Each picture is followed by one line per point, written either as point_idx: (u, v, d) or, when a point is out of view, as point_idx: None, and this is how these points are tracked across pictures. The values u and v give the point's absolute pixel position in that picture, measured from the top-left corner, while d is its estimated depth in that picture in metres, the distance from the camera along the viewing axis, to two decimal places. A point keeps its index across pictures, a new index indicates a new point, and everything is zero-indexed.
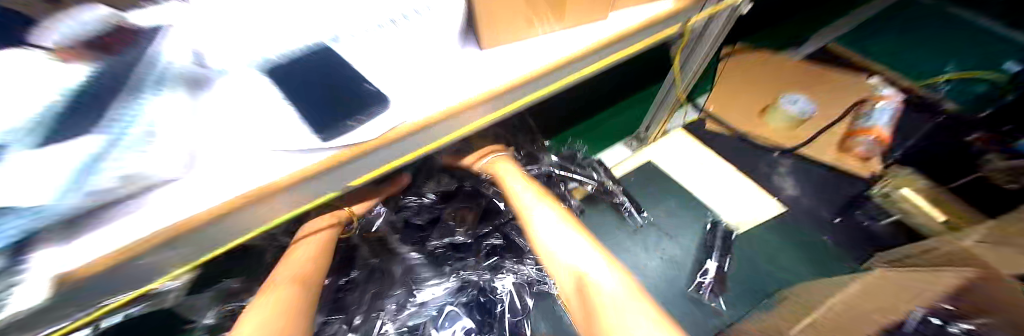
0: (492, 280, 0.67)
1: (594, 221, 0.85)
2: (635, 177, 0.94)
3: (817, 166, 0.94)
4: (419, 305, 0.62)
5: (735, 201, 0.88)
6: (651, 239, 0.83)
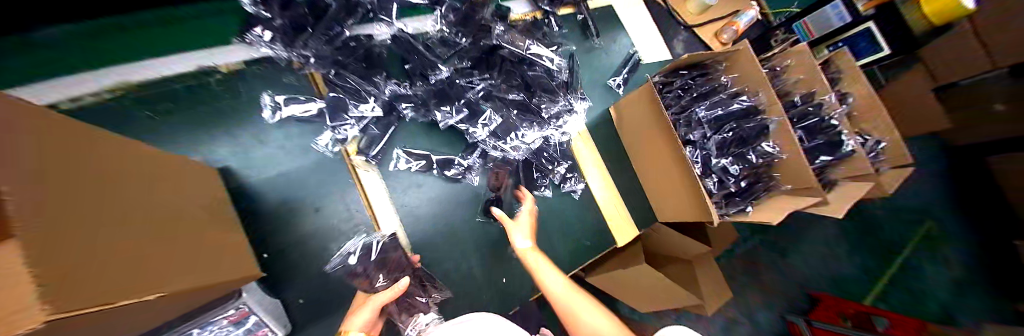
0: (534, 91, 0.92)
1: (565, 31, 1.16)
2: (600, 12, 1.26)
3: (699, 46, 1.42)
4: (478, 91, 0.86)
5: (651, 47, 1.30)
6: (596, 53, 1.21)
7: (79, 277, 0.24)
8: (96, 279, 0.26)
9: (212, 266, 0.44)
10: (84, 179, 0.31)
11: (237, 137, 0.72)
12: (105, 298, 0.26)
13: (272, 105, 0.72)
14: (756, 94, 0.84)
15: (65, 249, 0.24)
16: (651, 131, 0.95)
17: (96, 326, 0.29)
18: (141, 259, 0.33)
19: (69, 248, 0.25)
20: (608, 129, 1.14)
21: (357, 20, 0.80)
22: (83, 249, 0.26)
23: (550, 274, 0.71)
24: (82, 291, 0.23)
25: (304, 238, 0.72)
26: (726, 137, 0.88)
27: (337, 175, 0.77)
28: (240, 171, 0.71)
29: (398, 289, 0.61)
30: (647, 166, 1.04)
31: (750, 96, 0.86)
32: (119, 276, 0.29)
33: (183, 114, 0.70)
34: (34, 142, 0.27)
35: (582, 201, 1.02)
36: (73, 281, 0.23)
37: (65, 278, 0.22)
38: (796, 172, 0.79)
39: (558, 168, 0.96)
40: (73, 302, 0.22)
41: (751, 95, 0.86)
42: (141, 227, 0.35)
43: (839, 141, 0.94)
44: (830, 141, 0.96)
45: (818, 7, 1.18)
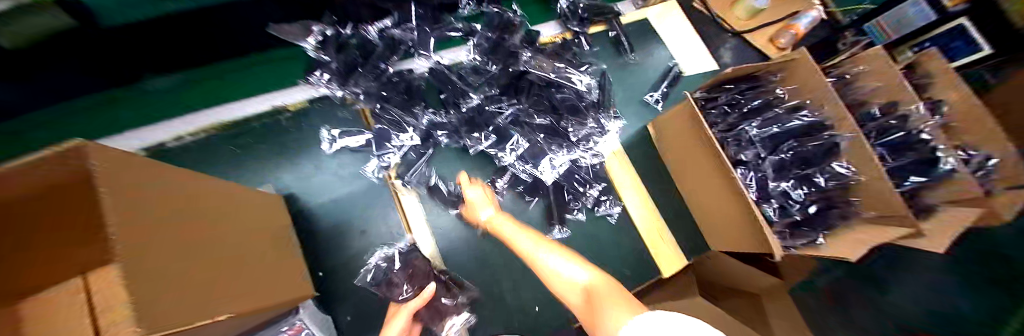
0: (564, 112, 0.91)
1: (597, 50, 1.15)
2: (633, 27, 1.23)
3: (750, 52, 1.31)
4: (508, 115, 0.88)
5: (692, 59, 1.23)
6: (631, 69, 1.17)
7: (164, 307, 0.29)
8: (177, 308, 0.31)
9: (273, 288, 0.50)
10: (175, 218, 0.37)
11: (300, 167, 0.82)
12: (186, 324, 0.30)
13: (331, 138, 0.82)
14: (818, 107, 0.75)
15: (154, 283, 0.29)
16: (693, 151, 0.88)
17: None
18: (214, 286, 0.38)
19: (158, 282, 0.30)
20: (646, 147, 1.08)
21: (399, 56, 0.93)
22: (172, 281, 0.32)
23: (513, 233, 0.66)
24: (164, 320, 0.27)
25: (350, 259, 0.78)
26: (785, 157, 0.80)
27: (380, 200, 0.84)
28: (300, 197, 0.80)
29: (427, 295, 0.68)
30: (692, 188, 0.96)
31: (812, 111, 0.76)
32: (197, 303, 0.34)
33: (258, 148, 0.82)
34: (141, 190, 0.33)
35: (619, 225, 0.97)
36: (158, 312, 0.27)
37: (149, 311, 0.26)
38: (882, 198, 0.67)
39: (592, 191, 0.93)
40: (156, 331, 0.26)
41: (815, 108, 0.76)
42: (216, 257, 0.41)
43: (934, 158, 0.79)
44: (919, 159, 0.81)
45: (894, 5, 1.07)
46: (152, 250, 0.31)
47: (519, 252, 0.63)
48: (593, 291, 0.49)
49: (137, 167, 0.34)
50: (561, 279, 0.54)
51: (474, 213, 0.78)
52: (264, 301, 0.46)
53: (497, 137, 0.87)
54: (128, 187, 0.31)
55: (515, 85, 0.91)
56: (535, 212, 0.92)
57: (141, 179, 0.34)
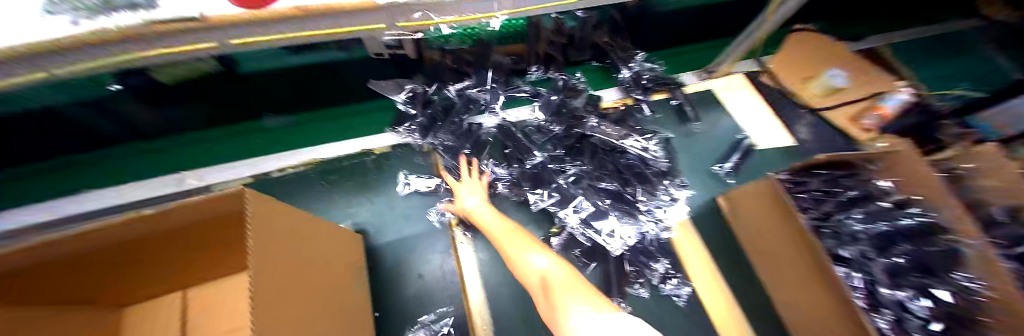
0: (627, 177, 0.89)
1: (658, 117, 1.16)
2: (696, 98, 1.24)
3: (828, 130, 1.23)
4: (570, 175, 0.89)
5: (763, 132, 1.18)
6: (696, 137, 1.15)
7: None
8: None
9: (345, 326, 0.51)
10: (290, 247, 0.41)
11: (371, 205, 0.89)
12: None
13: (406, 181, 0.91)
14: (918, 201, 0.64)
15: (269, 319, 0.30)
16: (776, 234, 0.79)
17: None
18: (305, 321, 0.40)
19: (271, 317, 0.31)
20: (714, 221, 1.01)
21: (473, 112, 1.02)
22: (278, 319, 0.33)
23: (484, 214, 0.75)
24: None
25: (404, 304, 0.78)
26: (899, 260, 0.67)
27: (439, 245, 0.85)
28: (371, 232, 0.85)
29: None
30: (776, 276, 0.84)
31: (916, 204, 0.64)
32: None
33: (343, 183, 0.91)
34: (273, 224, 0.38)
35: (686, 308, 0.86)
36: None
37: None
38: None
39: (658, 266, 0.85)
40: None
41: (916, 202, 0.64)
42: (309, 289, 0.43)
43: None
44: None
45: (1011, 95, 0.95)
46: (269, 283, 0.33)
47: (489, 234, 0.71)
48: (548, 278, 0.58)
49: (274, 204, 0.38)
50: (528, 266, 0.61)
51: (457, 202, 0.82)
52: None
53: (558, 195, 0.87)
54: (269, 221, 0.36)
55: (578, 146, 0.93)
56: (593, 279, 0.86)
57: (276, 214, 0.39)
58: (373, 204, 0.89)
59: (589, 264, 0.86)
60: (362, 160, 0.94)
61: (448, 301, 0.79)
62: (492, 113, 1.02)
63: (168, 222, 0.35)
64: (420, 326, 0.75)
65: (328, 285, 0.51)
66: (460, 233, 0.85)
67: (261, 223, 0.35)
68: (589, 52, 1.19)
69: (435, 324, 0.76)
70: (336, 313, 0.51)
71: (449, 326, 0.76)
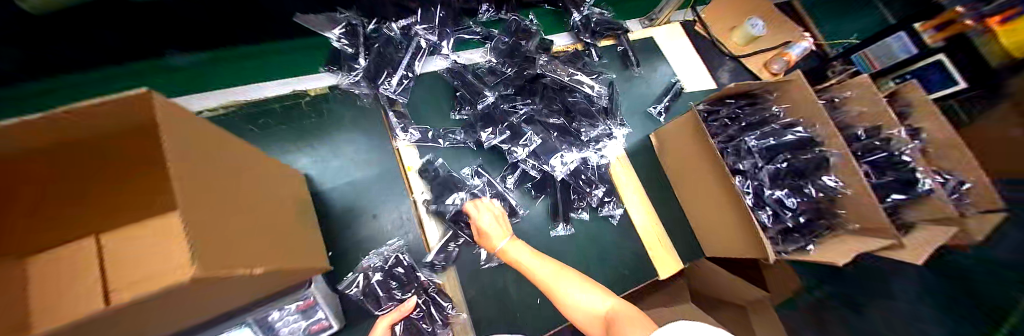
0: (572, 115, 0.95)
1: (605, 61, 1.21)
2: (640, 43, 1.30)
3: (746, 75, 1.39)
4: (520, 114, 0.92)
5: (692, 76, 1.30)
6: (637, 81, 1.24)
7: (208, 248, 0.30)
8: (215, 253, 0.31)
9: (295, 252, 0.51)
10: (216, 168, 0.39)
11: (313, 150, 0.84)
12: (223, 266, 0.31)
13: (351, 125, 0.87)
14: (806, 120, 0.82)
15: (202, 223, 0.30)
16: (695, 160, 0.93)
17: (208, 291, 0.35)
18: (246, 239, 0.40)
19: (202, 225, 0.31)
20: (646, 155, 1.13)
21: (419, 52, 0.97)
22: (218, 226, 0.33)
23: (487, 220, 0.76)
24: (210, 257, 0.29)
25: (361, 242, 0.80)
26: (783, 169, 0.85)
27: (391, 187, 0.85)
28: (317, 177, 0.82)
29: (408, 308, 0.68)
30: (692, 196, 1.01)
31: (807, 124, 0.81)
32: (233, 250, 0.35)
33: (277, 128, 0.84)
34: (188, 140, 0.35)
35: (620, 228, 1.00)
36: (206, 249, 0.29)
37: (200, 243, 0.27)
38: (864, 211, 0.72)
39: (597, 193, 0.97)
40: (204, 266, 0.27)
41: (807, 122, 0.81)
42: (247, 212, 0.42)
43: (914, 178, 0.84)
44: (900, 178, 0.87)
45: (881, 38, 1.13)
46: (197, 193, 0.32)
47: (534, 278, 0.67)
48: (611, 316, 0.56)
49: (184, 121, 0.35)
50: (584, 309, 0.60)
51: (486, 239, 0.76)
52: (287, 262, 0.47)
53: (509, 133, 0.90)
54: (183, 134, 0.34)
55: (528, 86, 0.95)
56: (541, 209, 0.94)
57: (190, 132, 0.36)
58: (315, 149, 0.84)
59: (538, 195, 0.94)
60: (295, 103, 0.86)
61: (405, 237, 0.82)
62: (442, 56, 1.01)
63: (61, 129, 0.31)
64: (377, 253, 0.78)
65: (271, 213, 0.50)
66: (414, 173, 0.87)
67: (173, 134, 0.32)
68: None
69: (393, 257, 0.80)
70: (285, 239, 0.51)
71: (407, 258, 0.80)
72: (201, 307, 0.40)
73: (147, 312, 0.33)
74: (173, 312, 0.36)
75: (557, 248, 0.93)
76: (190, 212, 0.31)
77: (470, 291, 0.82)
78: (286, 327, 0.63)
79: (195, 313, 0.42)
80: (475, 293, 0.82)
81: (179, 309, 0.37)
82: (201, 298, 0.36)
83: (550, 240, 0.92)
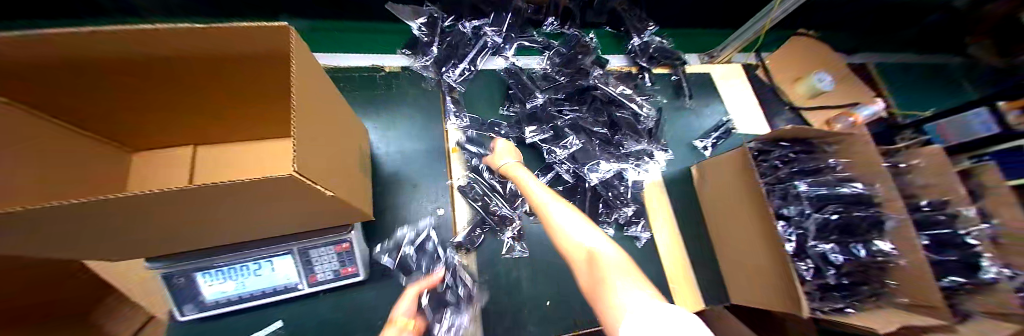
0: (614, 131, 0.98)
1: (657, 87, 1.22)
2: (695, 77, 1.30)
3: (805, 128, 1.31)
4: (565, 119, 0.96)
5: (745, 118, 1.26)
6: (686, 112, 1.22)
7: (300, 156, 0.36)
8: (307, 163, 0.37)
9: (355, 192, 0.58)
10: (319, 99, 0.47)
11: (375, 116, 0.93)
12: (308, 174, 0.37)
13: (412, 101, 0.97)
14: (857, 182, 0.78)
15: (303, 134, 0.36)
16: (737, 198, 0.89)
17: (282, 199, 0.41)
18: (326, 165, 0.46)
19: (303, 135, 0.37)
20: (684, 187, 1.11)
21: (486, 51, 1.06)
22: (308, 142, 0.39)
23: (532, 185, 0.71)
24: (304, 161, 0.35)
25: (397, 207, 0.86)
26: (833, 224, 0.78)
27: (434, 163, 0.92)
28: (373, 140, 0.90)
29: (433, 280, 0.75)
30: (727, 237, 0.96)
31: (861, 183, 0.78)
32: (318, 168, 0.42)
33: (350, 92, 0.95)
34: (309, 71, 0.43)
35: (642, 253, 0.97)
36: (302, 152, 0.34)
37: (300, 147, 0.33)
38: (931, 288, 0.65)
39: (625, 212, 0.96)
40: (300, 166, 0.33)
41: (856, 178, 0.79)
42: (329, 142, 0.49)
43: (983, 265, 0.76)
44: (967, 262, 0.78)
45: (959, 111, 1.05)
46: (303, 110, 0.39)
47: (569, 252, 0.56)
48: (593, 256, 0.51)
49: (308, 58, 0.44)
50: None
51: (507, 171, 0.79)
52: (347, 196, 0.53)
53: (553, 135, 0.94)
54: (305, 67, 0.42)
55: (579, 94, 1.00)
56: None
57: (308, 66, 0.45)
58: (377, 116, 0.94)
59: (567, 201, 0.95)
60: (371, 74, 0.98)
61: (437, 212, 0.87)
62: (503, 56, 1.08)
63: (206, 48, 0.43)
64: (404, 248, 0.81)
65: (345, 153, 0.58)
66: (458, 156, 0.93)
67: (302, 62, 0.40)
68: (605, 15, 1.22)
69: (423, 227, 0.85)
70: (351, 178, 0.58)
71: (433, 232, 0.85)
72: (269, 214, 0.47)
73: (238, 201, 0.39)
74: (249, 208, 0.42)
75: None
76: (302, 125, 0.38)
77: (484, 277, 0.84)
78: (320, 266, 0.68)
79: (257, 220, 0.48)
80: (489, 281, 0.84)
81: (254, 208, 0.43)
82: (273, 203, 0.42)
83: None
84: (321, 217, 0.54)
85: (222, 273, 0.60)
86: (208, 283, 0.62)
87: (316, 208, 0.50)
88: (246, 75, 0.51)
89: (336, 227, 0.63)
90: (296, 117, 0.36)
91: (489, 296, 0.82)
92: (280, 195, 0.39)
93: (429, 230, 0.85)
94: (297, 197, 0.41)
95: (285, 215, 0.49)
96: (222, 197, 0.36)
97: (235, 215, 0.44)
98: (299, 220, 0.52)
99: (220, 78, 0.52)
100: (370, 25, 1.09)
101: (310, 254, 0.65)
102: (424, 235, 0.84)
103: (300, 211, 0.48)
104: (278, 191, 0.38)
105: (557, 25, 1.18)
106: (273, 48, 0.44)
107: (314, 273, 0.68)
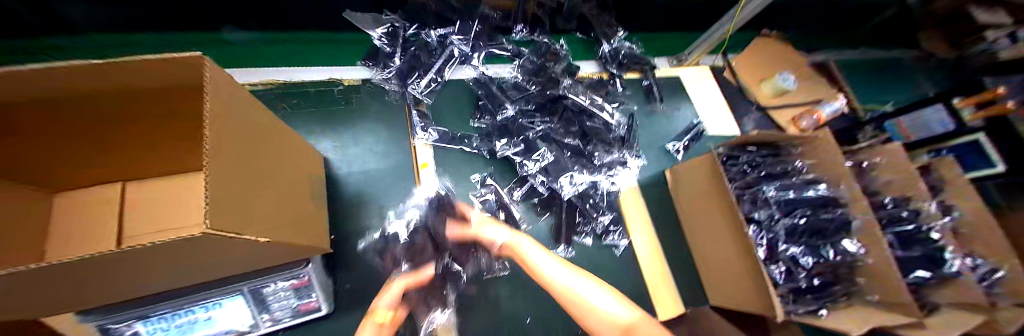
0: (586, 141, 0.96)
1: (630, 92, 1.23)
2: (665, 80, 1.32)
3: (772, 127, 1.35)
4: (534, 131, 0.93)
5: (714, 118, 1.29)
6: (658, 116, 1.23)
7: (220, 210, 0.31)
8: (231, 215, 0.33)
9: (305, 226, 0.54)
10: (249, 134, 0.42)
11: (335, 136, 0.88)
12: (233, 228, 0.33)
13: (376, 118, 0.92)
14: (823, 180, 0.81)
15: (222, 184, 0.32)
16: (710, 204, 0.90)
17: (208, 253, 0.36)
18: (261, 207, 0.41)
19: (225, 184, 0.33)
20: (660, 191, 1.12)
21: (453, 62, 1.02)
22: (233, 188, 0.35)
23: (531, 254, 0.63)
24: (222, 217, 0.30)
25: (362, 231, 0.81)
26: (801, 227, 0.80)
27: (402, 183, 0.87)
28: (335, 161, 0.85)
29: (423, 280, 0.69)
30: (702, 241, 0.98)
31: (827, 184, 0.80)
32: (248, 214, 0.37)
33: (307, 111, 0.89)
34: (231, 105, 0.39)
35: (620, 261, 0.97)
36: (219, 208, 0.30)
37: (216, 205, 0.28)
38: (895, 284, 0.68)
39: (602, 221, 0.95)
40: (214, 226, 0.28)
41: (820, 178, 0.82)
42: (267, 179, 0.45)
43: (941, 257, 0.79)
44: (927, 255, 0.82)
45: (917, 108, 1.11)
46: (226, 154, 0.35)
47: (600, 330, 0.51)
48: (635, 330, 0.48)
49: (230, 89, 0.39)
50: None
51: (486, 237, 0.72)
52: (294, 234, 0.48)
53: (524, 148, 0.91)
54: (226, 102, 0.37)
55: (548, 104, 0.97)
56: (542, 229, 0.93)
57: (232, 99, 0.40)
58: (337, 135, 0.88)
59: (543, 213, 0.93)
60: (329, 91, 0.92)
61: (405, 234, 0.83)
62: (472, 66, 1.04)
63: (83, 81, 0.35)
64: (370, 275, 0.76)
65: (290, 185, 0.53)
66: (427, 172, 0.89)
67: (220, 99, 0.36)
68: (574, 21, 1.21)
69: (395, 250, 0.81)
70: (301, 211, 0.54)
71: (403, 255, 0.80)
72: (200, 265, 0.42)
73: (152, 262, 0.34)
74: (169, 264, 0.37)
75: None
76: (225, 172, 0.34)
77: (458, 299, 0.80)
78: (275, 305, 0.62)
79: (187, 272, 0.42)
80: (467, 302, 0.81)
81: (176, 263, 0.38)
82: (198, 258, 0.37)
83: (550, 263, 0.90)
84: (268, 258, 0.50)
85: (159, 322, 0.54)
86: None
87: (258, 252, 0.45)
88: (147, 108, 0.44)
89: (288, 263, 0.57)
90: (217, 165, 0.32)
91: (468, 317, 0.79)
92: (205, 252, 0.35)
93: (401, 252, 0.81)
94: (228, 249, 0.37)
95: (220, 263, 0.44)
96: (126, 263, 0.31)
97: (157, 273, 0.39)
98: (240, 265, 0.47)
99: (116, 116, 0.44)
100: (327, 37, 1.03)
101: (261, 295, 0.59)
102: (394, 259, 0.80)
103: (239, 257, 0.44)
104: (198, 249, 0.33)
105: (525, 31, 1.15)
106: (164, 78, 0.38)
107: (270, 311, 0.62)
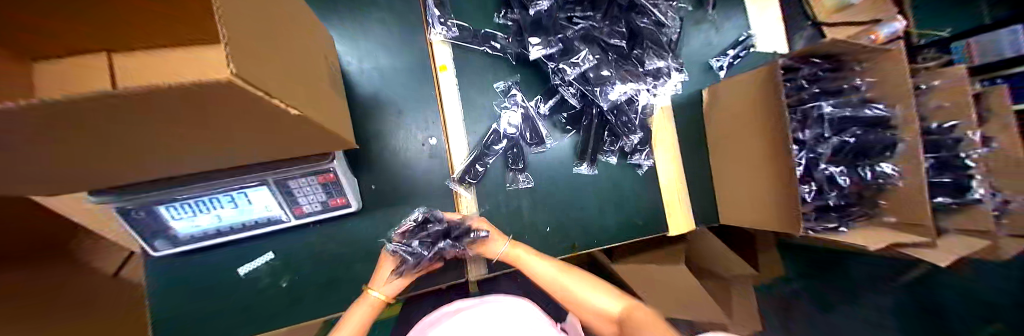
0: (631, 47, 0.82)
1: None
2: None
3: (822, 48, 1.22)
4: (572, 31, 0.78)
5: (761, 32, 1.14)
6: (705, 26, 1.09)
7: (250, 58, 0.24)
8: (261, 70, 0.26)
9: (333, 114, 0.47)
10: None
11: (341, 25, 0.75)
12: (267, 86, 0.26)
13: (386, 5, 0.78)
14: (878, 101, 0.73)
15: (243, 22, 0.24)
16: (751, 125, 0.84)
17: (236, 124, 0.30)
18: (288, 75, 0.34)
19: (245, 26, 0.25)
20: (692, 112, 1.05)
21: None
22: (255, 36, 0.27)
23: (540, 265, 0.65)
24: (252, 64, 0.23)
25: (384, 135, 0.75)
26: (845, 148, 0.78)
27: (422, 86, 0.78)
28: (341, 54, 0.74)
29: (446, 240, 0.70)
30: (730, 163, 0.96)
31: None
32: (276, 77, 0.30)
33: None
34: None
35: (643, 180, 0.95)
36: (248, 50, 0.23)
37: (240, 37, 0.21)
38: (923, 205, 0.67)
39: (633, 138, 0.90)
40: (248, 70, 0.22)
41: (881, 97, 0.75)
42: (287, 45, 0.36)
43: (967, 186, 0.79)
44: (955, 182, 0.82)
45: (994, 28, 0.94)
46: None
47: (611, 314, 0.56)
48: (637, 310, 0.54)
49: None
50: None
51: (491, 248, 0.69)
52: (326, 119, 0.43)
53: (558, 51, 0.79)
54: None
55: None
56: (569, 144, 0.88)
57: None
58: (343, 24, 0.75)
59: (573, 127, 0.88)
60: None
61: (429, 140, 0.78)
62: None
63: None
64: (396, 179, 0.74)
65: (310, 63, 0.44)
66: (449, 74, 0.79)
67: None
68: None
69: (423, 153, 0.77)
70: (326, 97, 0.47)
71: (431, 160, 0.77)
72: (226, 143, 0.36)
73: (173, 128, 0.28)
74: (191, 136, 0.32)
75: (582, 187, 0.89)
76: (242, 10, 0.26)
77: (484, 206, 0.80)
78: (305, 198, 0.60)
79: (211, 152, 0.38)
80: (495, 208, 0.81)
81: (200, 135, 0.32)
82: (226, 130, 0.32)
83: (576, 177, 0.88)
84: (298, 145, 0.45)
85: (185, 209, 0.52)
86: (180, 220, 0.54)
87: (289, 135, 0.40)
88: None
89: (315, 155, 0.53)
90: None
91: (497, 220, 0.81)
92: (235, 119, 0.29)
93: (430, 155, 0.78)
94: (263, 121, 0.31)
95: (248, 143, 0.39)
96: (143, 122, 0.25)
97: (171, 148, 0.33)
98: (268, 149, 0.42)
99: None
100: None
101: (290, 187, 0.56)
102: (422, 161, 0.77)
103: (271, 139, 0.39)
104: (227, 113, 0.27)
105: None
106: None
107: (300, 205, 0.61)
